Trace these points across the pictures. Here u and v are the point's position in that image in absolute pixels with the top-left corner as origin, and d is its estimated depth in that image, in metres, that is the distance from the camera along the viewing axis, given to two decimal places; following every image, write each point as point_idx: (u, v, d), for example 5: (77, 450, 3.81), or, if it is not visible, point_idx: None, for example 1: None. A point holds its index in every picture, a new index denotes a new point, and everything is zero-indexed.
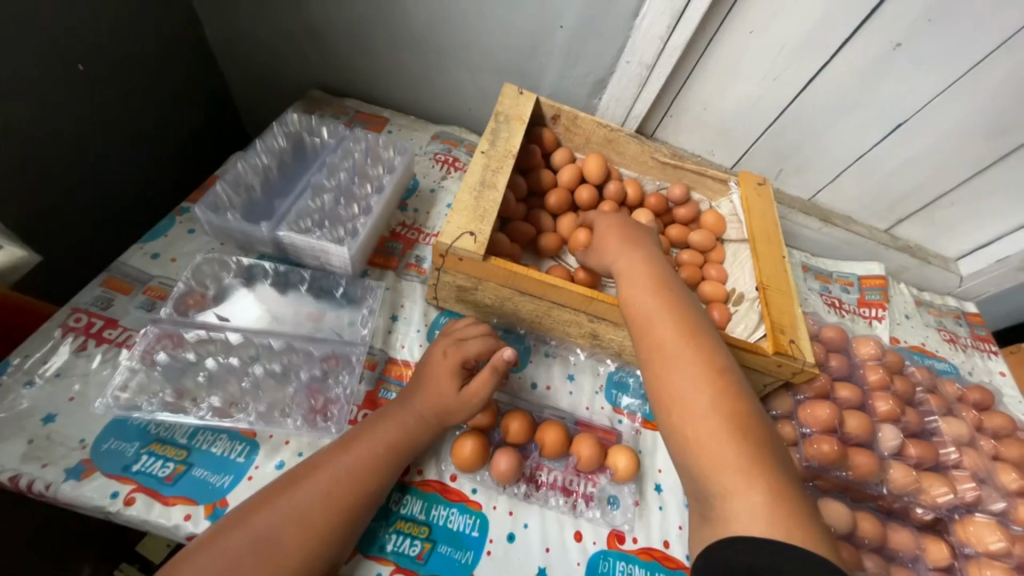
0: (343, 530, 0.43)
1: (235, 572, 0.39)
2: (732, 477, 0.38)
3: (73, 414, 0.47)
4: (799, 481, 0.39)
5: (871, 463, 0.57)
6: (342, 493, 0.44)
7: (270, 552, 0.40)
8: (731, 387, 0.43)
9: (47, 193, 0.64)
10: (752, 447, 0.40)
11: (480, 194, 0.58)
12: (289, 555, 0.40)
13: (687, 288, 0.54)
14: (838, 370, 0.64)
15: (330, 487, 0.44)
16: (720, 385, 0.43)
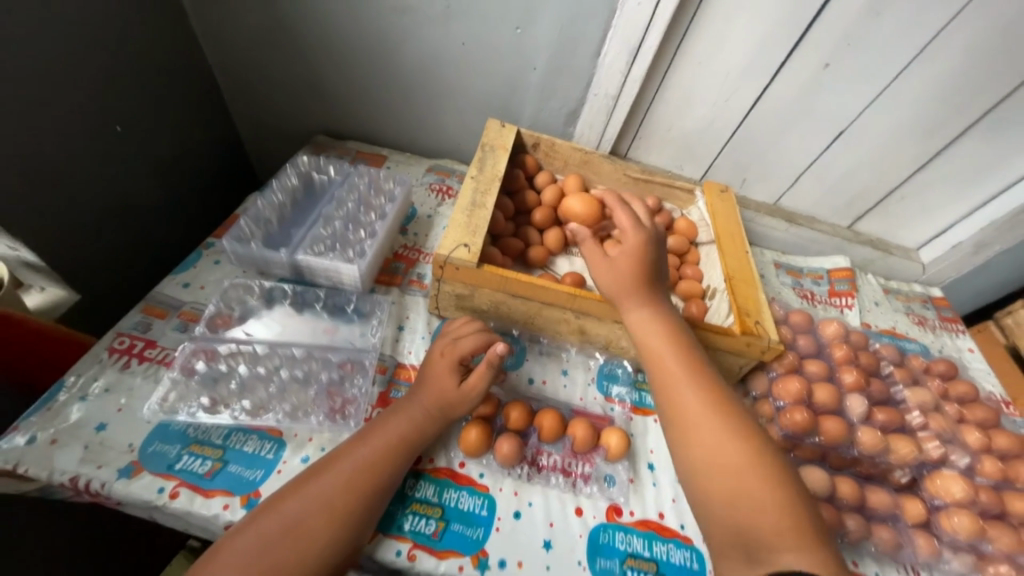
0: (366, 510, 0.49)
1: (272, 550, 0.44)
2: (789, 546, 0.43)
3: (121, 422, 0.53)
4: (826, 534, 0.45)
5: (839, 428, 0.63)
6: (362, 478, 0.50)
7: (301, 533, 0.45)
8: (765, 456, 0.50)
9: (88, 238, 0.72)
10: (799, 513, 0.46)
11: (471, 212, 0.66)
12: (318, 537, 0.46)
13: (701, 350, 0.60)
14: (805, 349, 0.71)
15: (351, 474, 0.49)
16: (755, 454, 0.50)
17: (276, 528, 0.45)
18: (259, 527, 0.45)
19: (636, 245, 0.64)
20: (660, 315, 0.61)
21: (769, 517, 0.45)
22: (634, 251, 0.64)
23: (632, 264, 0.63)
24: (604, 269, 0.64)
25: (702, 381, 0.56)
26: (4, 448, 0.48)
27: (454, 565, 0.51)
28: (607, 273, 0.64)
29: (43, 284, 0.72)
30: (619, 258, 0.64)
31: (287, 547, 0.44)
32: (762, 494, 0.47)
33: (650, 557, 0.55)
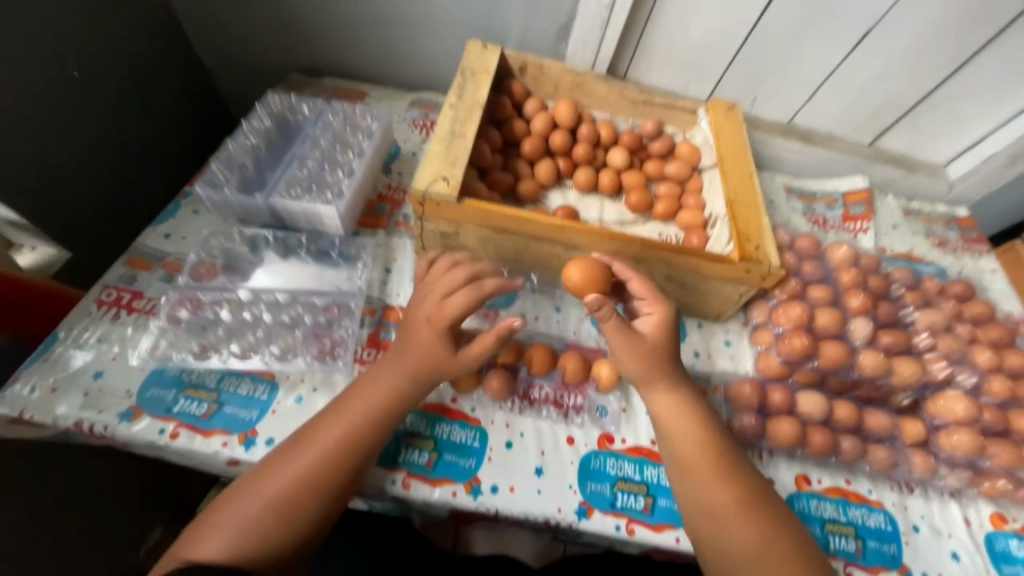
0: (347, 480, 0.47)
1: (257, 530, 0.43)
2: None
3: (117, 371, 0.54)
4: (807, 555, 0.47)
5: (840, 352, 0.61)
6: (340, 452, 0.47)
7: (285, 513, 0.44)
8: (782, 517, 0.48)
9: (67, 195, 0.70)
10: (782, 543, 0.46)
11: (450, 142, 0.62)
12: (304, 514, 0.45)
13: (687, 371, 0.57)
14: (810, 275, 0.68)
15: (326, 451, 0.47)
16: (786, 536, 0.47)
17: (254, 505, 0.44)
18: (238, 503, 0.44)
19: (665, 321, 0.55)
20: (686, 402, 0.54)
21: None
22: (663, 333, 0.55)
23: (662, 351, 0.54)
24: (625, 351, 0.54)
25: (732, 468, 0.50)
26: (10, 397, 0.50)
27: (449, 491, 0.53)
28: (630, 358, 0.54)
29: (34, 244, 0.72)
30: (648, 340, 0.54)
31: (268, 522, 0.44)
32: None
33: (640, 480, 0.56)
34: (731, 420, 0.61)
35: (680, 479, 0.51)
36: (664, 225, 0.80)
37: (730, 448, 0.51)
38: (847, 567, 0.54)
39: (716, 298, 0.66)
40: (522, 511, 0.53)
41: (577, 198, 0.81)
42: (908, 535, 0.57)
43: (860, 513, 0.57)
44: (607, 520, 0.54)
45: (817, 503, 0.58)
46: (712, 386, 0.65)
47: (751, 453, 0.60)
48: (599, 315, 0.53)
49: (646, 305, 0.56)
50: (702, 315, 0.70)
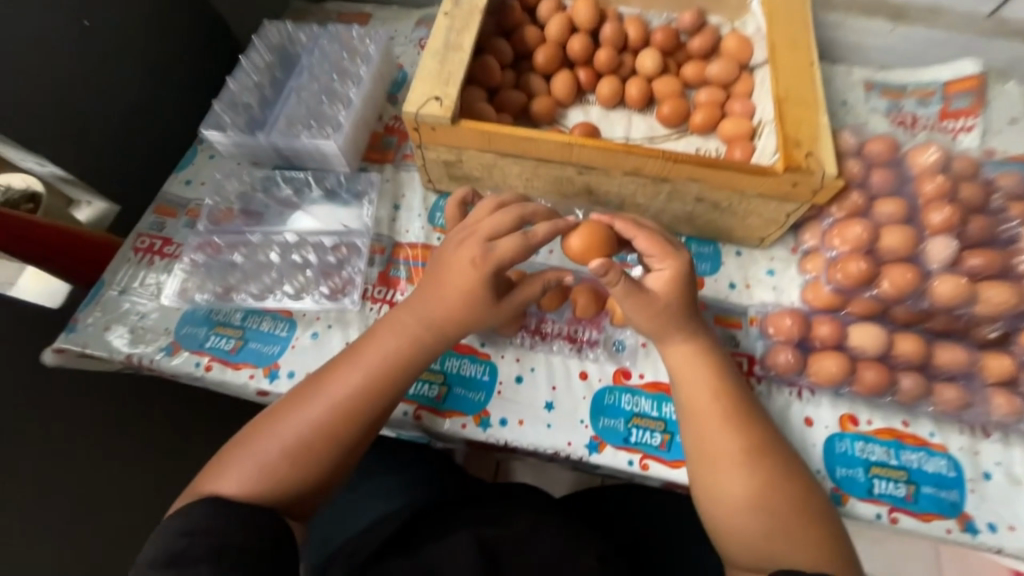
0: (365, 431, 0.44)
1: (276, 474, 0.40)
2: (774, 531, 0.43)
3: (155, 311, 0.58)
4: (818, 509, 0.45)
5: (907, 277, 0.52)
6: (356, 404, 0.43)
7: (303, 457, 0.41)
8: (793, 472, 0.46)
9: (102, 152, 0.73)
10: (789, 496, 0.44)
11: (444, 57, 0.56)
12: (323, 459, 0.42)
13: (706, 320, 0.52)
14: (880, 187, 0.56)
15: (341, 402, 0.43)
16: (793, 488, 0.44)
17: (269, 456, 0.41)
18: (253, 452, 0.41)
19: (677, 277, 0.48)
20: (703, 351, 0.50)
21: (804, 554, 0.42)
22: (676, 288, 0.48)
23: (675, 307, 0.48)
24: (634, 310, 0.49)
25: (743, 417, 0.47)
26: (73, 333, 0.56)
27: (458, 423, 0.53)
28: (640, 316, 0.49)
29: (90, 199, 0.76)
30: (660, 299, 0.48)
31: (285, 472, 0.41)
32: (802, 534, 0.43)
33: (658, 416, 0.54)
34: (766, 355, 0.55)
35: (687, 429, 0.49)
36: (703, 139, 0.69)
37: (744, 397, 0.48)
38: (892, 512, 0.49)
39: (755, 219, 0.57)
40: (532, 444, 0.53)
41: (601, 115, 0.72)
42: (975, 482, 0.50)
43: (914, 458, 0.51)
44: (620, 455, 0.52)
45: (862, 445, 0.52)
46: (748, 318, 0.58)
47: (787, 391, 0.54)
48: (606, 282, 0.47)
49: (655, 262, 0.49)
50: (741, 240, 0.62)
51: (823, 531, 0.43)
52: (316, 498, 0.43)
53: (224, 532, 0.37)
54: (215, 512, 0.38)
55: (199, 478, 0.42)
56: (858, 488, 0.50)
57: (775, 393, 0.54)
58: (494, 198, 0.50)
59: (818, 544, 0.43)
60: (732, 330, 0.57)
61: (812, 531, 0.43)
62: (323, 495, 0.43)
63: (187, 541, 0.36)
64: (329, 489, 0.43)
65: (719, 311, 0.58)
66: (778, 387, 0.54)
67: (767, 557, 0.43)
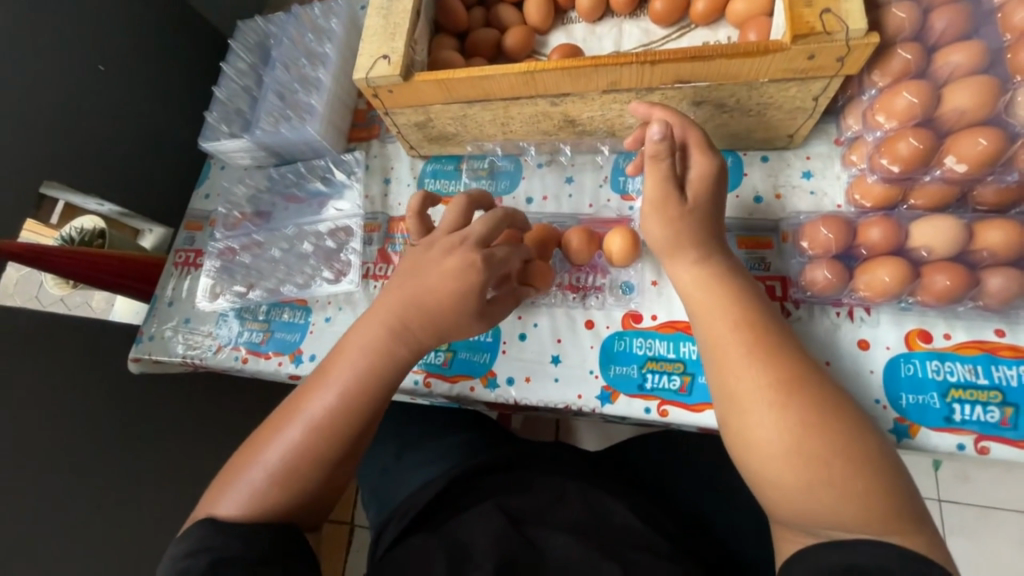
0: (352, 441, 0.44)
1: (270, 482, 0.42)
2: (822, 489, 0.36)
3: (197, 317, 0.65)
4: (882, 457, 0.37)
5: (980, 147, 0.40)
6: (338, 412, 0.44)
7: (295, 462, 0.43)
8: (839, 411, 0.38)
9: (147, 182, 0.82)
10: (834, 441, 0.37)
11: (388, 11, 0.52)
12: (314, 459, 0.43)
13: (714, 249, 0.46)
14: (944, 35, 0.43)
15: (323, 412, 0.44)
16: (837, 427, 0.37)
17: (265, 467, 0.43)
18: (248, 469, 0.43)
19: (710, 174, 0.46)
20: (717, 279, 0.45)
21: (857, 507, 0.35)
22: (706, 188, 0.46)
23: (699, 209, 0.46)
24: (648, 208, 0.47)
25: (768, 348, 0.41)
26: (140, 343, 0.65)
27: (466, 386, 0.53)
28: (654, 219, 0.47)
29: (152, 227, 0.85)
30: (688, 199, 0.46)
31: (281, 480, 0.42)
32: (853, 480, 0.36)
33: (675, 358, 0.49)
34: (801, 274, 0.46)
35: (710, 364, 0.44)
36: (711, 30, 0.58)
37: (770, 326, 0.43)
38: (979, 441, 0.40)
39: (772, 111, 0.47)
40: (542, 400, 0.51)
41: (586, 33, 0.63)
42: None
43: (1011, 373, 0.41)
44: (635, 404, 0.49)
45: (937, 365, 0.42)
46: (779, 235, 0.49)
47: (833, 313, 0.45)
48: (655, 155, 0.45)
49: (689, 154, 0.47)
50: (766, 142, 0.51)
51: (882, 484, 0.36)
52: (318, 502, 0.44)
53: (228, 541, 0.40)
54: (215, 531, 0.40)
55: (202, 500, 0.44)
56: (931, 417, 0.41)
57: (818, 317, 0.46)
58: (463, 199, 0.50)
59: (879, 496, 0.35)
60: (762, 251, 0.49)
61: (867, 475, 0.36)
62: (321, 501, 0.45)
63: (190, 560, 0.39)
64: (326, 495, 0.45)
65: (743, 231, 0.50)
66: (821, 310, 0.46)
67: (808, 511, 0.36)
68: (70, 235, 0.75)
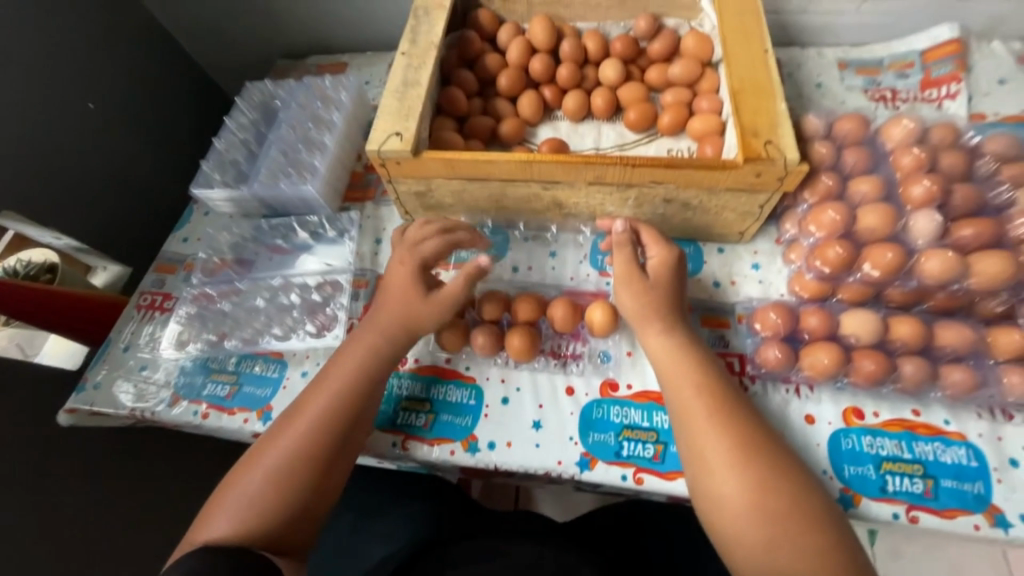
0: (343, 450, 0.47)
1: (256, 497, 0.44)
2: (782, 552, 0.39)
3: (156, 365, 0.61)
4: (832, 524, 0.41)
5: (889, 257, 0.49)
6: (328, 422, 0.47)
7: (281, 475, 0.45)
8: (791, 472, 0.43)
9: (117, 220, 0.79)
10: (785, 498, 0.42)
11: (403, 94, 0.58)
12: (297, 471, 0.45)
13: (684, 328, 0.52)
14: (854, 167, 0.54)
15: (307, 425, 0.47)
16: (789, 487, 0.42)
17: (260, 477, 0.44)
18: (242, 482, 0.45)
19: (667, 259, 0.54)
20: (685, 351, 0.50)
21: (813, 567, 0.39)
22: (667, 273, 0.54)
23: (660, 286, 0.53)
24: (618, 282, 0.54)
25: (730, 415, 0.46)
26: (82, 393, 0.59)
27: (447, 450, 0.53)
28: (625, 291, 0.53)
29: (106, 265, 0.80)
30: (649, 277, 0.53)
31: (274, 490, 0.44)
32: (806, 539, 0.40)
33: (649, 427, 0.52)
34: (755, 353, 0.53)
35: (678, 427, 0.48)
36: (674, 140, 0.69)
37: (733, 395, 0.48)
38: (910, 511, 0.46)
39: (727, 213, 0.56)
40: (522, 466, 0.52)
41: (570, 129, 0.73)
42: (1000, 472, 0.46)
43: (928, 449, 0.48)
44: (612, 471, 0.51)
45: (871, 440, 0.49)
46: (735, 316, 0.56)
47: (783, 389, 0.52)
48: (616, 243, 0.55)
49: (649, 247, 0.55)
50: (721, 237, 0.60)
51: (835, 546, 0.40)
52: (308, 519, 0.45)
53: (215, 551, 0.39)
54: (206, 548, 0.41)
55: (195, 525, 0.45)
56: (870, 487, 0.47)
57: (771, 393, 0.51)
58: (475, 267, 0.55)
59: (824, 549, 0.40)
60: (720, 330, 0.56)
61: (816, 534, 0.40)
62: (310, 519, 0.45)
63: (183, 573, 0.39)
64: (317, 510, 0.46)
65: (704, 311, 0.57)
66: (773, 386, 0.52)
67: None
68: (13, 267, 0.72)
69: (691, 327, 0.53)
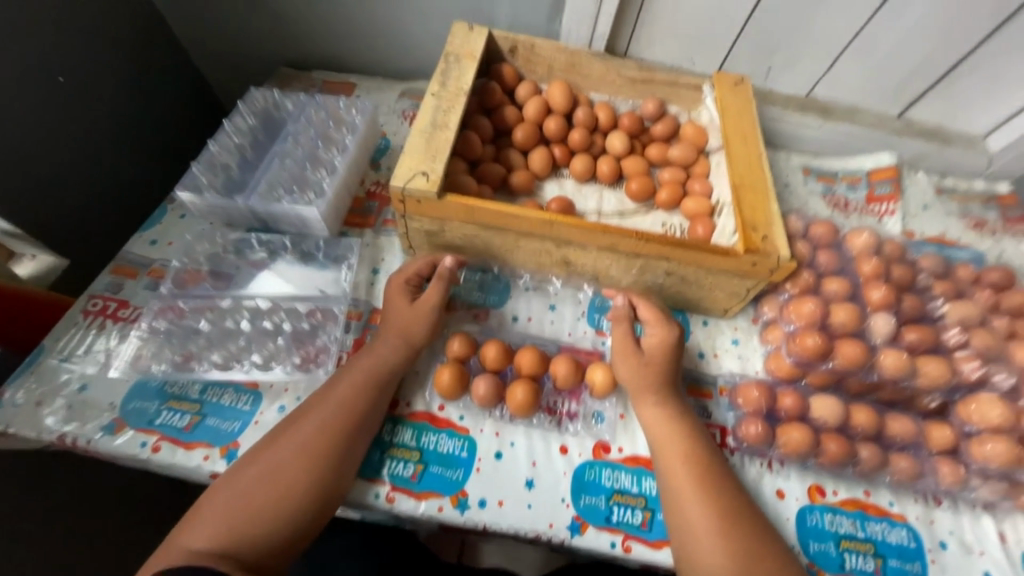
0: (341, 463, 0.48)
1: (248, 501, 0.44)
2: None
3: (101, 383, 0.53)
4: None
5: (855, 352, 0.56)
6: (328, 434, 0.48)
7: (276, 482, 0.45)
8: (768, 542, 0.46)
9: (64, 207, 0.69)
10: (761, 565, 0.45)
11: (431, 135, 0.58)
12: (294, 480, 0.46)
13: (677, 400, 0.54)
14: (826, 267, 0.62)
15: (307, 436, 0.48)
16: (765, 555, 0.45)
17: (247, 488, 0.45)
18: (222, 496, 0.45)
19: (668, 344, 0.56)
20: (676, 418, 0.53)
21: None
22: (662, 352, 0.56)
23: (653, 363, 0.55)
24: (614, 356, 0.57)
25: (716, 484, 0.48)
26: None
27: (434, 505, 0.51)
28: (622, 364, 0.56)
29: (34, 253, 0.69)
30: (644, 353, 0.56)
31: (260, 503, 0.44)
32: None
33: (638, 492, 0.53)
34: (737, 426, 0.57)
35: (665, 491, 0.50)
36: (668, 215, 0.75)
37: (718, 464, 0.51)
38: None
39: (719, 292, 0.61)
40: (512, 526, 0.51)
41: (575, 188, 0.77)
42: (934, 553, 0.52)
43: (879, 528, 0.53)
44: (602, 536, 0.51)
45: (832, 517, 0.53)
46: (718, 388, 0.60)
47: (758, 463, 0.55)
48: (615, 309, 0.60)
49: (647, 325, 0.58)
50: (706, 311, 0.65)
51: None
52: (299, 530, 0.45)
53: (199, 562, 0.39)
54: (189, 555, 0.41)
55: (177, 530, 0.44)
56: (831, 564, 0.51)
57: (748, 465, 0.55)
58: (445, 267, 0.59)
59: None
60: (704, 400, 0.59)
61: None
62: (301, 530, 0.45)
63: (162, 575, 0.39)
64: (310, 519, 0.46)
65: (691, 381, 0.61)
66: (750, 459, 0.56)
67: None
68: None
69: (682, 399, 0.56)
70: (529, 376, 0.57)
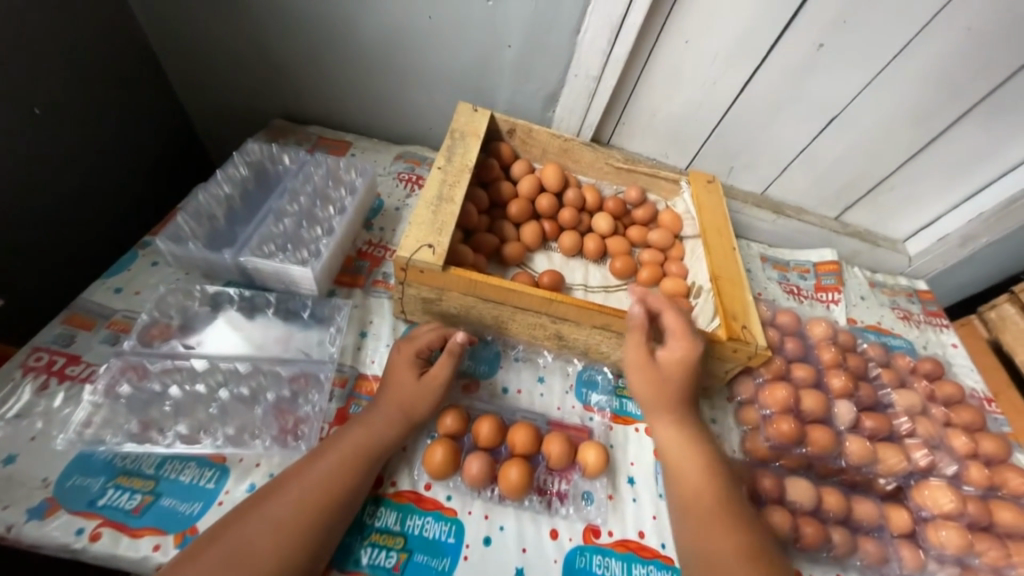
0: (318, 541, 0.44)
1: None
2: None
3: (35, 455, 0.46)
4: None
5: (823, 437, 0.61)
6: (309, 507, 0.44)
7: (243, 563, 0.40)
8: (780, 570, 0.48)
9: (11, 243, 0.63)
10: None
11: (437, 208, 0.60)
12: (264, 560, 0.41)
13: (692, 417, 0.57)
14: (792, 353, 0.68)
15: (285, 508, 0.44)
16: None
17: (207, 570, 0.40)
18: None
19: (687, 352, 0.57)
20: (690, 438, 0.56)
21: None
22: (680, 362, 0.57)
23: (670, 375, 0.57)
24: (632, 366, 0.59)
25: (728, 508, 0.51)
26: None
27: None
28: (638, 375, 0.58)
29: None
30: (661, 366, 0.57)
31: None
32: None
33: None
34: None
35: (680, 515, 0.53)
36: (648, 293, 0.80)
37: (731, 485, 0.53)
38: None
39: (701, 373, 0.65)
40: None
41: (562, 261, 0.80)
42: None
43: None
44: None
45: None
46: None
47: None
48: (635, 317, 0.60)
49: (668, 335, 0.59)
50: None
51: None
52: None
53: None
54: None
55: None
56: None
57: None
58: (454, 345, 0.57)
59: None
60: None
61: None
62: None
63: None
64: None
65: None
66: None
67: None
68: None
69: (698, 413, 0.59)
70: (522, 455, 0.56)
